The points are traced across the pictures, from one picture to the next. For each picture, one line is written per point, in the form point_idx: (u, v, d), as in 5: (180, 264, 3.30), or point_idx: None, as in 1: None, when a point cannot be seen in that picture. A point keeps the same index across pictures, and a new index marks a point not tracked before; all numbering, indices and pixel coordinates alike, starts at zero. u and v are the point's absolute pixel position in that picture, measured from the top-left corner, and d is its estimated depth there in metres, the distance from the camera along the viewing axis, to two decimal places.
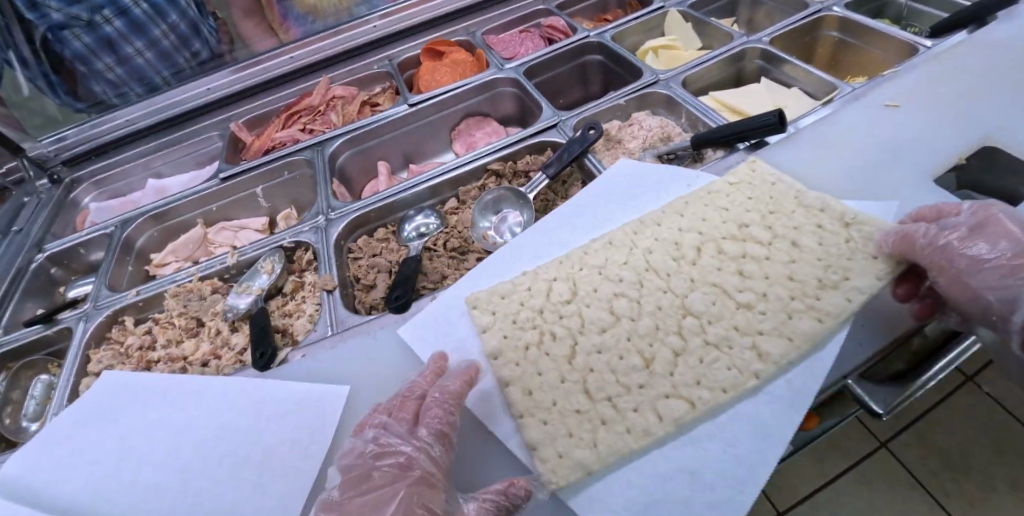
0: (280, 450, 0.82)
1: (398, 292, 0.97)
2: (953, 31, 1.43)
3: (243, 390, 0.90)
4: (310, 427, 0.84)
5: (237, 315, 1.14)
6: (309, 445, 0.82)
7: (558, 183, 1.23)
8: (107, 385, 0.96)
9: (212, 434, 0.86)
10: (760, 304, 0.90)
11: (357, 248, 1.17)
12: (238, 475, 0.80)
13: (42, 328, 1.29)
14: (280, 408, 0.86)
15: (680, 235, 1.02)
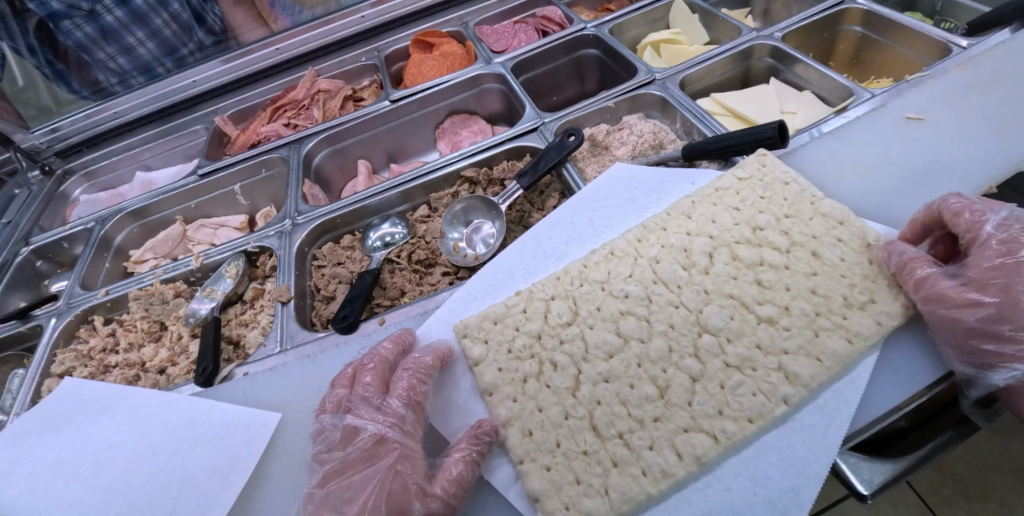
0: (205, 478, 0.78)
1: (345, 311, 0.91)
2: (988, 30, 1.28)
3: (184, 405, 0.87)
4: (238, 456, 0.80)
5: (196, 322, 1.10)
6: (235, 474, 0.78)
7: (536, 192, 1.15)
8: (57, 391, 0.95)
9: (143, 455, 0.82)
10: (752, 340, 0.75)
11: (321, 257, 1.12)
12: (160, 502, 0.77)
13: (15, 324, 1.29)
14: (215, 428, 0.83)
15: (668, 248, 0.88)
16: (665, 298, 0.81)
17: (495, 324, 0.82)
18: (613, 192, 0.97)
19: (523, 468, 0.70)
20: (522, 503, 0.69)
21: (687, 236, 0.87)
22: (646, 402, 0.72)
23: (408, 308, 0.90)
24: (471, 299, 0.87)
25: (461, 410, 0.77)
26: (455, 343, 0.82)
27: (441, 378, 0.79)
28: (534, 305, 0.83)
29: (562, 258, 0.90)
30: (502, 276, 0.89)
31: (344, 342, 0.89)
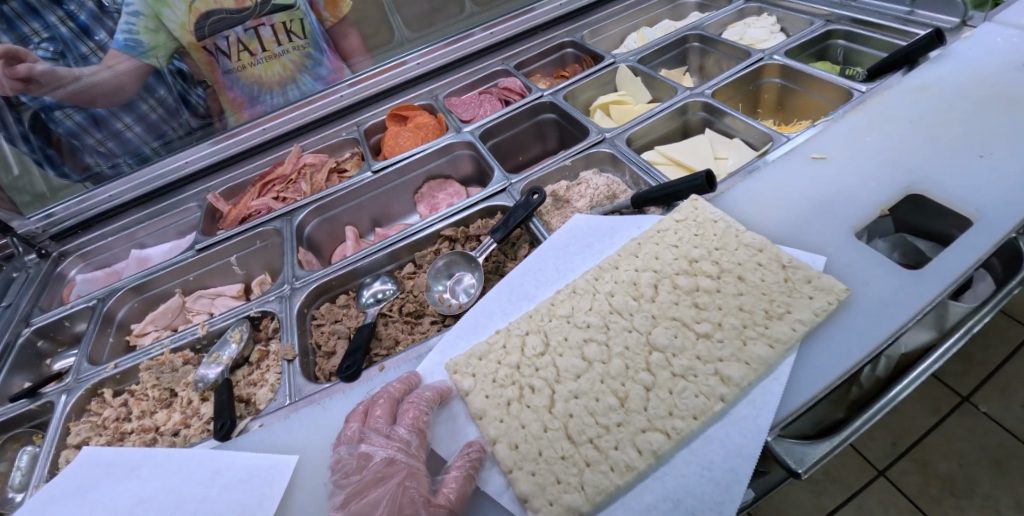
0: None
1: (348, 362, 1.03)
2: (890, 72, 1.52)
3: (207, 456, 0.97)
4: (261, 495, 0.90)
5: (206, 385, 1.21)
6: (261, 512, 0.88)
7: (507, 244, 1.32)
8: (80, 459, 1.03)
9: (172, 504, 0.92)
10: (692, 356, 0.90)
11: (319, 316, 1.25)
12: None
13: (25, 403, 1.35)
14: (239, 472, 0.93)
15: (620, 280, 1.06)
16: (620, 324, 0.98)
17: (479, 360, 0.95)
18: (570, 241, 1.15)
19: (512, 476, 0.81)
20: (514, 506, 0.80)
21: (636, 272, 1.06)
22: (610, 411, 0.86)
23: (403, 355, 1.03)
24: (459, 339, 1.00)
25: (455, 436, 0.89)
26: (449, 380, 0.94)
27: (439, 413, 0.92)
28: (512, 341, 0.97)
29: (533, 299, 1.05)
30: (483, 317, 1.03)
31: (350, 388, 1.01)
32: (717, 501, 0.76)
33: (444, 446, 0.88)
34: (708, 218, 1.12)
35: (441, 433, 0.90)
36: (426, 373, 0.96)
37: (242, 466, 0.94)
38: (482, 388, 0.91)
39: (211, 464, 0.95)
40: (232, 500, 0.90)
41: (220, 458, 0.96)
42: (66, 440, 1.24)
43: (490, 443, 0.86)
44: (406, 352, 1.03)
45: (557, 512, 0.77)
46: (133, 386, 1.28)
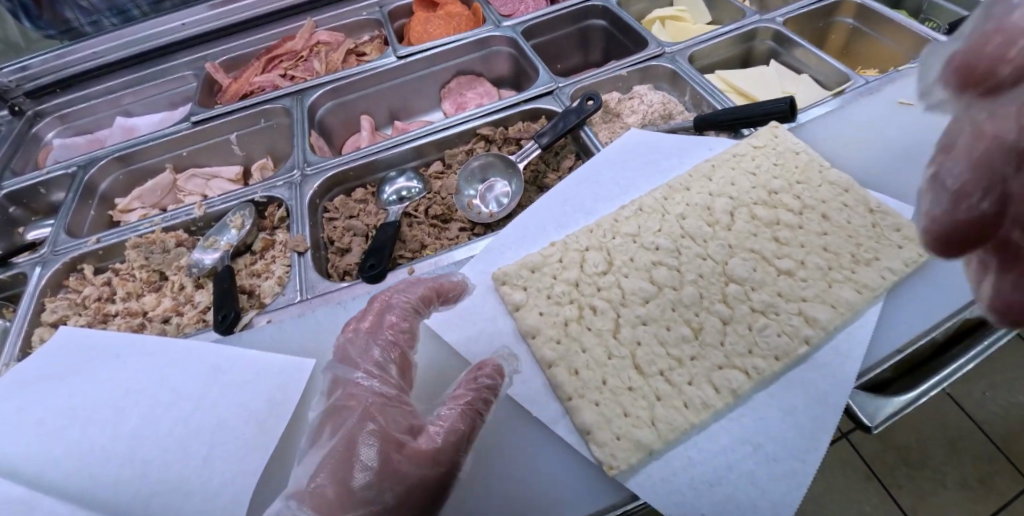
0: (239, 425, 0.78)
1: (372, 261, 0.91)
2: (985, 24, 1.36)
3: (209, 350, 0.85)
4: (270, 403, 0.79)
5: (202, 272, 1.08)
6: (271, 421, 0.78)
7: (551, 153, 1.19)
8: (54, 338, 0.92)
9: (166, 400, 0.81)
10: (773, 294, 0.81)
11: (332, 209, 1.11)
12: (193, 450, 0.76)
13: None
14: (248, 372, 0.82)
15: (691, 200, 0.94)
16: (693, 251, 0.87)
17: (533, 272, 0.85)
18: (631, 154, 1.02)
19: (573, 404, 0.73)
20: (571, 438, 0.72)
21: (709, 196, 0.94)
22: (683, 342, 0.78)
23: (437, 258, 0.91)
24: (505, 249, 0.89)
25: (502, 355, 0.79)
26: (496, 293, 0.84)
27: (481, 327, 0.82)
28: (569, 255, 0.88)
29: (592, 214, 0.93)
30: (533, 228, 0.92)
31: (373, 291, 0.90)
32: (804, 450, 0.68)
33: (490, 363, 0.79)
34: (790, 147, 0.99)
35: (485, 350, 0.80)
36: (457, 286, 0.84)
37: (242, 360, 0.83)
38: (539, 303, 0.82)
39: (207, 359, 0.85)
40: (230, 400, 0.80)
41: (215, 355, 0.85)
42: (42, 317, 1.12)
43: (547, 366, 0.77)
44: (432, 258, 0.91)
45: (625, 447, 0.69)
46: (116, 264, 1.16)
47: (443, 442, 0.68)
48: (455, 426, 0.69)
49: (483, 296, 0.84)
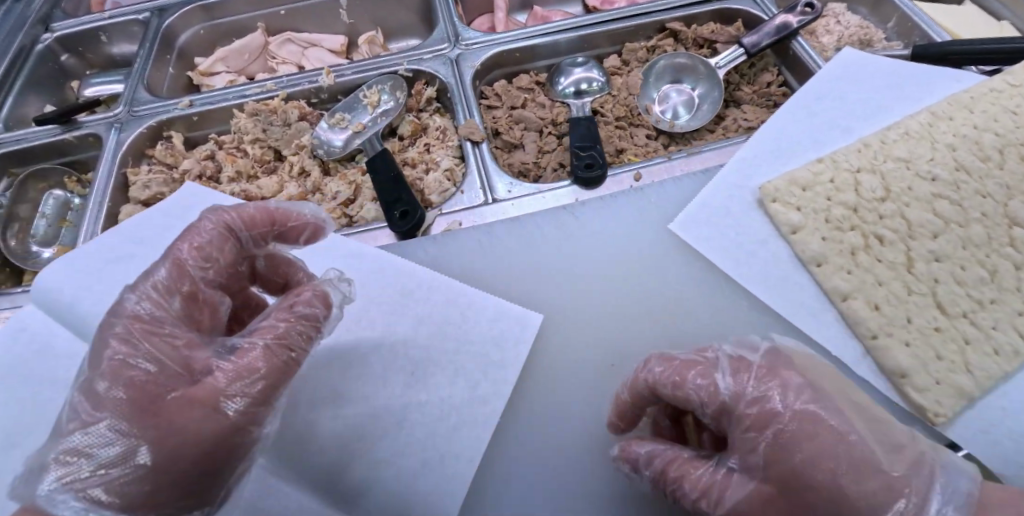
0: (445, 380, 0.64)
1: (589, 159, 0.75)
2: None
3: (413, 280, 0.69)
4: (484, 359, 0.65)
5: (334, 155, 0.89)
6: (483, 383, 0.64)
7: (746, 64, 1.00)
8: (235, 202, 0.80)
9: (354, 320, 0.68)
10: None
11: (492, 96, 0.92)
12: (385, 398, 0.63)
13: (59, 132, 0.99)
14: (466, 315, 0.67)
15: (955, 131, 0.78)
16: (973, 187, 0.72)
17: (805, 191, 0.72)
18: (876, 74, 0.87)
19: (879, 343, 0.64)
20: (878, 379, 0.64)
21: (975, 130, 0.77)
22: (982, 285, 0.66)
23: (666, 165, 0.76)
24: (761, 162, 0.75)
25: (783, 282, 0.67)
26: (760, 212, 0.71)
27: (738, 251, 0.68)
28: (842, 176, 0.74)
29: (852, 132, 0.80)
30: (786, 139, 0.78)
31: (586, 199, 0.73)
32: None
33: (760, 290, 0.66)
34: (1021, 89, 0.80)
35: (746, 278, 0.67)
36: (707, 197, 0.71)
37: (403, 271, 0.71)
38: (819, 227, 0.70)
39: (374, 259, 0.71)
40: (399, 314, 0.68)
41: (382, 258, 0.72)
42: (127, 190, 0.92)
43: (840, 298, 0.66)
44: (663, 163, 0.76)
45: (948, 393, 0.61)
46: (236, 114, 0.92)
47: (171, 280, 0.55)
48: (185, 260, 0.56)
49: (747, 210, 0.70)
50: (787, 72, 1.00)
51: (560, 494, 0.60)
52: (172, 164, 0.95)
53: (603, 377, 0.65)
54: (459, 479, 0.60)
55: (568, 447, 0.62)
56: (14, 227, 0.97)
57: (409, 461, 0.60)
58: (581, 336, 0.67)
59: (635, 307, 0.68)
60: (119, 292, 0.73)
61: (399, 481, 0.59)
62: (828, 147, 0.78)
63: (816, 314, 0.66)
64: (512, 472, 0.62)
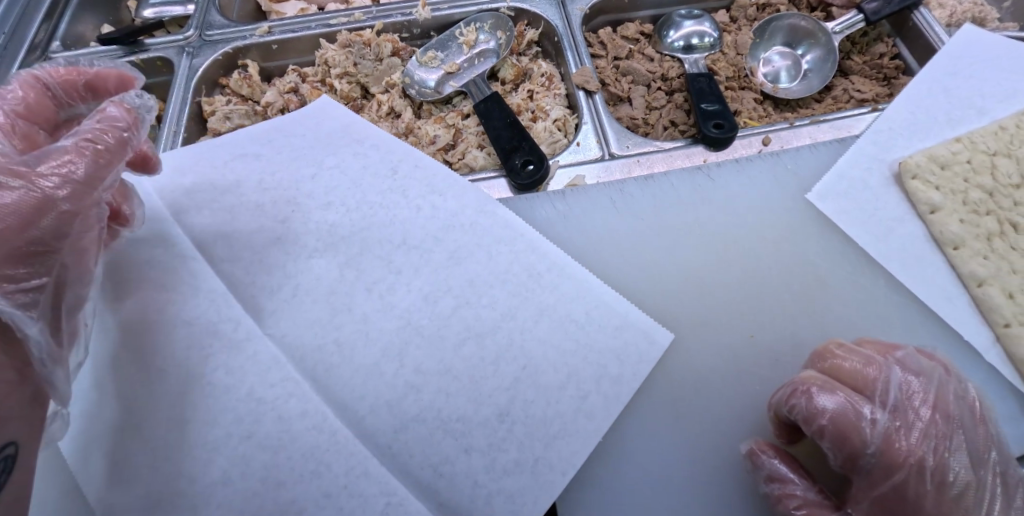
0: (558, 385, 0.56)
1: (717, 119, 0.71)
2: None
3: (542, 263, 0.61)
4: (602, 370, 0.56)
5: (427, 96, 0.83)
6: (595, 395, 0.55)
7: (858, 33, 0.92)
8: (354, 126, 0.73)
9: (468, 296, 0.60)
10: None
11: (598, 45, 0.87)
12: (490, 391, 0.56)
13: (122, 54, 0.90)
14: (589, 316, 0.58)
15: None
16: None
17: (944, 170, 0.68)
18: (1006, 55, 0.79)
19: (1011, 331, 0.60)
20: (1005, 370, 0.60)
21: None
22: None
23: (794, 131, 0.72)
24: (895, 135, 0.71)
25: (922, 265, 0.64)
26: (895, 189, 0.67)
27: (869, 231, 0.65)
28: (979, 157, 0.69)
29: (987, 113, 0.74)
30: (921, 115, 0.74)
31: (713, 159, 0.70)
32: None
33: (888, 269, 0.64)
34: None
35: (876, 256, 0.64)
36: (844, 168, 0.68)
37: (523, 245, 0.62)
38: (956, 209, 0.65)
39: (500, 226, 0.63)
40: (525, 301, 0.59)
41: (510, 223, 0.64)
42: (202, 119, 0.85)
43: (974, 284, 0.62)
44: (790, 129, 0.73)
45: None
46: (324, 45, 0.88)
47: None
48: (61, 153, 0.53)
49: (883, 184, 0.67)
50: (902, 44, 0.91)
51: (682, 483, 0.54)
52: (249, 96, 0.87)
53: (740, 359, 0.58)
54: (547, 491, 0.52)
55: (693, 437, 0.56)
56: None
57: (501, 458, 0.53)
58: (715, 309, 0.61)
59: (777, 291, 0.62)
60: (197, 190, 0.66)
61: (476, 480, 0.53)
62: (962, 127, 0.73)
63: (950, 300, 0.63)
64: (628, 458, 0.55)
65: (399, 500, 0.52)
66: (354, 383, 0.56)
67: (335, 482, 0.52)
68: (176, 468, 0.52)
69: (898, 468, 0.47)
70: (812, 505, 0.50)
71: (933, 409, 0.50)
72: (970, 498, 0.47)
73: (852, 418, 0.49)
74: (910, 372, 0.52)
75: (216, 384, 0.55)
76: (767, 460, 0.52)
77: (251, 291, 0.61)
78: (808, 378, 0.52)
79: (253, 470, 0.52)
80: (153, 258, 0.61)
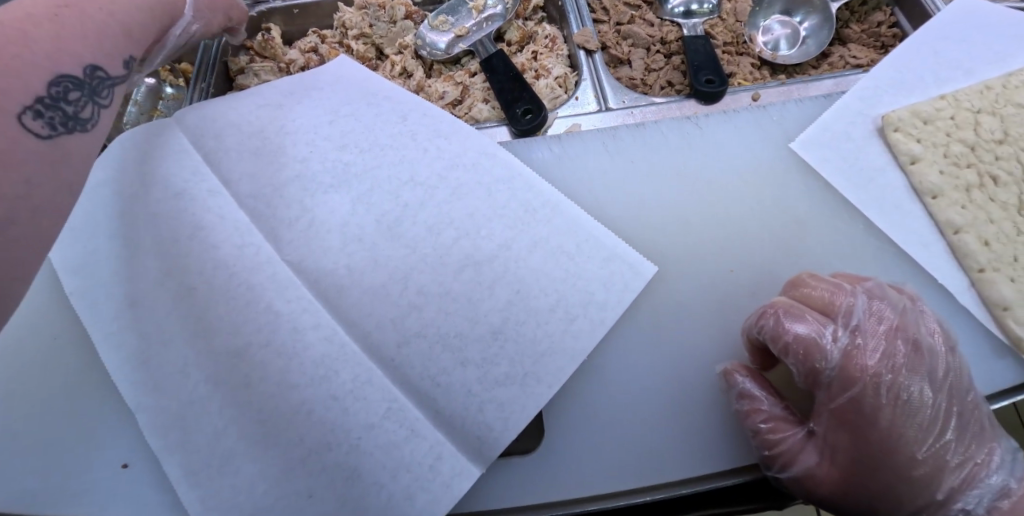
0: (548, 307, 0.60)
1: (709, 75, 0.75)
2: None
3: (539, 200, 0.66)
4: (589, 296, 0.61)
5: (437, 56, 0.88)
6: (582, 318, 0.60)
7: (858, 2, 0.94)
8: (370, 79, 0.78)
9: (468, 229, 0.65)
10: None
11: (600, 11, 0.91)
12: (485, 311, 0.61)
13: None
14: (579, 248, 0.63)
15: None
16: None
17: (926, 125, 0.71)
18: (1001, 21, 0.80)
19: (986, 276, 0.63)
20: (978, 312, 0.63)
21: None
22: None
23: (784, 88, 0.77)
24: (882, 92, 0.75)
25: (900, 213, 0.67)
26: (878, 142, 0.71)
27: (850, 180, 0.69)
28: (964, 114, 0.72)
29: (976, 74, 0.76)
30: (909, 75, 0.76)
31: (704, 112, 0.74)
32: None
33: (866, 216, 0.67)
34: None
35: (855, 205, 0.68)
36: (828, 122, 0.72)
37: (521, 185, 0.67)
38: (938, 161, 0.68)
39: (501, 168, 0.68)
40: (522, 232, 0.64)
41: (511, 165, 0.69)
42: (229, 78, 0.92)
43: (951, 231, 0.65)
44: (780, 87, 0.77)
45: None
46: (342, 8, 0.93)
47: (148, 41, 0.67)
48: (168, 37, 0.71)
49: (865, 136, 0.71)
50: (900, 13, 0.93)
51: (659, 400, 0.59)
52: (272, 57, 0.93)
53: (719, 291, 0.63)
54: (535, 400, 0.57)
55: (671, 361, 0.60)
56: None
57: (493, 371, 0.58)
58: (696, 246, 0.65)
59: (756, 231, 0.66)
60: (226, 134, 0.72)
61: (470, 390, 0.58)
62: (949, 86, 0.75)
63: (926, 245, 0.66)
64: (612, 376, 0.60)
65: (400, 406, 0.57)
66: (362, 303, 0.62)
67: (341, 387, 0.58)
68: (204, 372, 0.59)
69: (855, 381, 0.51)
70: (777, 419, 0.54)
71: (894, 332, 0.54)
72: (924, 413, 0.51)
73: (813, 336, 0.53)
74: (875, 300, 0.56)
75: (241, 297, 0.62)
76: (737, 380, 0.56)
77: (271, 221, 0.66)
78: (777, 303, 0.56)
79: (271, 373, 0.58)
80: (185, 190, 0.68)
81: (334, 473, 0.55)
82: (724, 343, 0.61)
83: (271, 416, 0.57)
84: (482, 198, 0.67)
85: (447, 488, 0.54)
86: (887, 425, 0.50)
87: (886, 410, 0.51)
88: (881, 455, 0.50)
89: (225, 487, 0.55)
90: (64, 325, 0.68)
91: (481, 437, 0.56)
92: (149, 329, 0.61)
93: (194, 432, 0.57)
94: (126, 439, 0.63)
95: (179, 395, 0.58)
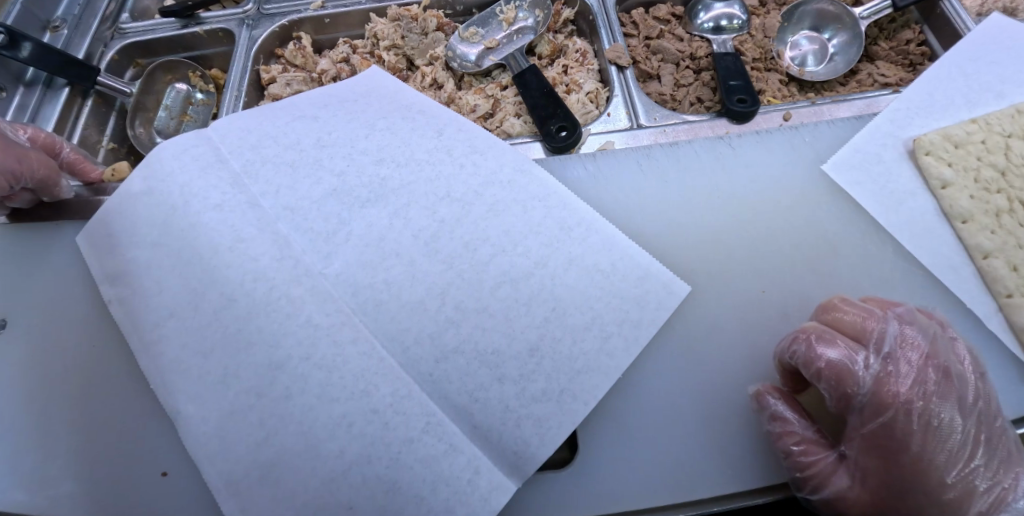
0: (583, 326, 0.62)
1: (740, 95, 0.76)
2: None
3: (573, 218, 0.67)
4: (623, 315, 0.62)
5: (467, 68, 0.89)
6: (617, 337, 0.61)
7: (886, 19, 0.94)
8: (405, 93, 0.79)
9: (504, 246, 0.66)
10: None
11: (630, 25, 0.92)
12: (522, 328, 0.62)
13: (185, 28, 0.96)
14: (614, 267, 0.64)
15: None
16: None
17: (957, 148, 0.71)
18: None
19: (1014, 302, 0.64)
20: (1006, 337, 0.64)
21: None
22: None
23: (816, 108, 0.78)
24: (912, 115, 0.75)
25: (929, 236, 0.68)
26: (909, 165, 0.71)
27: (880, 203, 0.69)
28: (993, 137, 0.71)
29: (1006, 96, 0.76)
30: (939, 98, 0.77)
31: (735, 132, 0.75)
32: None
33: (896, 239, 0.68)
34: None
35: (885, 227, 0.69)
36: (859, 144, 0.73)
37: (555, 201, 0.68)
38: (968, 185, 0.68)
39: (535, 185, 0.70)
40: (556, 249, 0.65)
41: (545, 182, 0.70)
42: (260, 87, 0.93)
43: (980, 256, 0.66)
44: (810, 107, 0.78)
45: None
46: (374, 19, 0.94)
47: None
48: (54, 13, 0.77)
49: (896, 159, 0.72)
50: (929, 31, 0.93)
51: (692, 419, 0.60)
52: (302, 66, 0.94)
53: (750, 312, 0.64)
54: (570, 417, 0.59)
55: (704, 380, 0.62)
56: (142, 116, 0.92)
57: (530, 387, 0.60)
58: (728, 267, 0.66)
59: (788, 252, 0.67)
60: (264, 146, 0.73)
61: (507, 406, 0.59)
62: (980, 109, 0.75)
63: (955, 269, 0.67)
64: (645, 395, 0.62)
65: (438, 420, 0.59)
66: (401, 317, 0.63)
67: (382, 401, 0.59)
68: (247, 383, 0.60)
69: (887, 407, 0.52)
70: (809, 441, 0.55)
71: (925, 359, 0.55)
72: (955, 440, 0.52)
73: (846, 363, 0.54)
74: (906, 326, 0.57)
75: (281, 310, 0.63)
76: (769, 401, 0.57)
77: (310, 234, 0.68)
78: (810, 327, 0.57)
79: (311, 385, 0.60)
80: (225, 202, 0.68)
81: (375, 484, 0.56)
82: (756, 363, 0.62)
83: (313, 428, 0.58)
84: (516, 214, 0.68)
85: (484, 501, 0.56)
86: (919, 452, 0.51)
87: (916, 436, 0.52)
88: (912, 481, 0.51)
89: (271, 495, 0.57)
90: (107, 333, 0.70)
91: (517, 452, 0.58)
92: (194, 341, 0.63)
93: (239, 442, 0.59)
94: (169, 446, 0.65)
95: (223, 406, 0.60)
